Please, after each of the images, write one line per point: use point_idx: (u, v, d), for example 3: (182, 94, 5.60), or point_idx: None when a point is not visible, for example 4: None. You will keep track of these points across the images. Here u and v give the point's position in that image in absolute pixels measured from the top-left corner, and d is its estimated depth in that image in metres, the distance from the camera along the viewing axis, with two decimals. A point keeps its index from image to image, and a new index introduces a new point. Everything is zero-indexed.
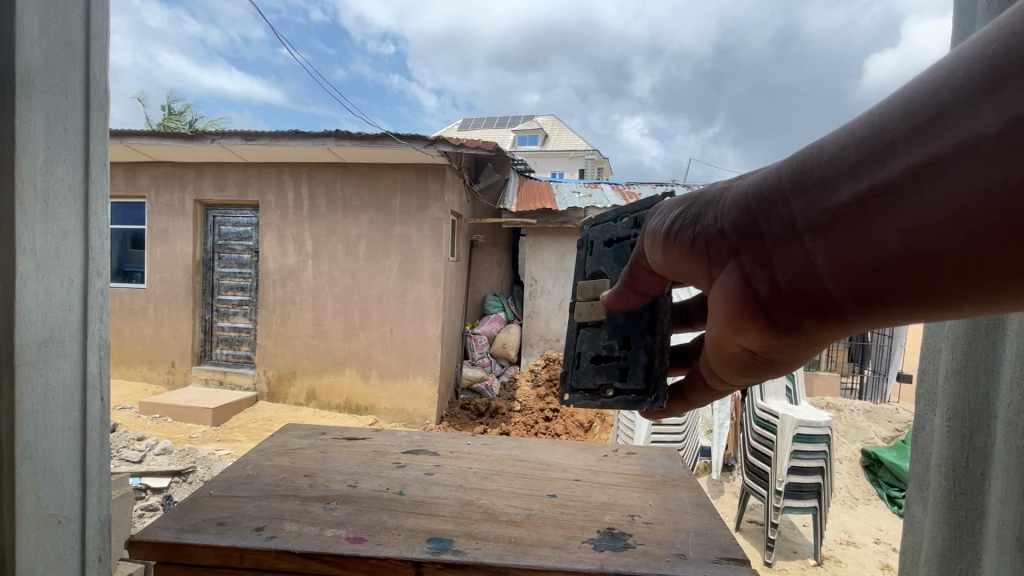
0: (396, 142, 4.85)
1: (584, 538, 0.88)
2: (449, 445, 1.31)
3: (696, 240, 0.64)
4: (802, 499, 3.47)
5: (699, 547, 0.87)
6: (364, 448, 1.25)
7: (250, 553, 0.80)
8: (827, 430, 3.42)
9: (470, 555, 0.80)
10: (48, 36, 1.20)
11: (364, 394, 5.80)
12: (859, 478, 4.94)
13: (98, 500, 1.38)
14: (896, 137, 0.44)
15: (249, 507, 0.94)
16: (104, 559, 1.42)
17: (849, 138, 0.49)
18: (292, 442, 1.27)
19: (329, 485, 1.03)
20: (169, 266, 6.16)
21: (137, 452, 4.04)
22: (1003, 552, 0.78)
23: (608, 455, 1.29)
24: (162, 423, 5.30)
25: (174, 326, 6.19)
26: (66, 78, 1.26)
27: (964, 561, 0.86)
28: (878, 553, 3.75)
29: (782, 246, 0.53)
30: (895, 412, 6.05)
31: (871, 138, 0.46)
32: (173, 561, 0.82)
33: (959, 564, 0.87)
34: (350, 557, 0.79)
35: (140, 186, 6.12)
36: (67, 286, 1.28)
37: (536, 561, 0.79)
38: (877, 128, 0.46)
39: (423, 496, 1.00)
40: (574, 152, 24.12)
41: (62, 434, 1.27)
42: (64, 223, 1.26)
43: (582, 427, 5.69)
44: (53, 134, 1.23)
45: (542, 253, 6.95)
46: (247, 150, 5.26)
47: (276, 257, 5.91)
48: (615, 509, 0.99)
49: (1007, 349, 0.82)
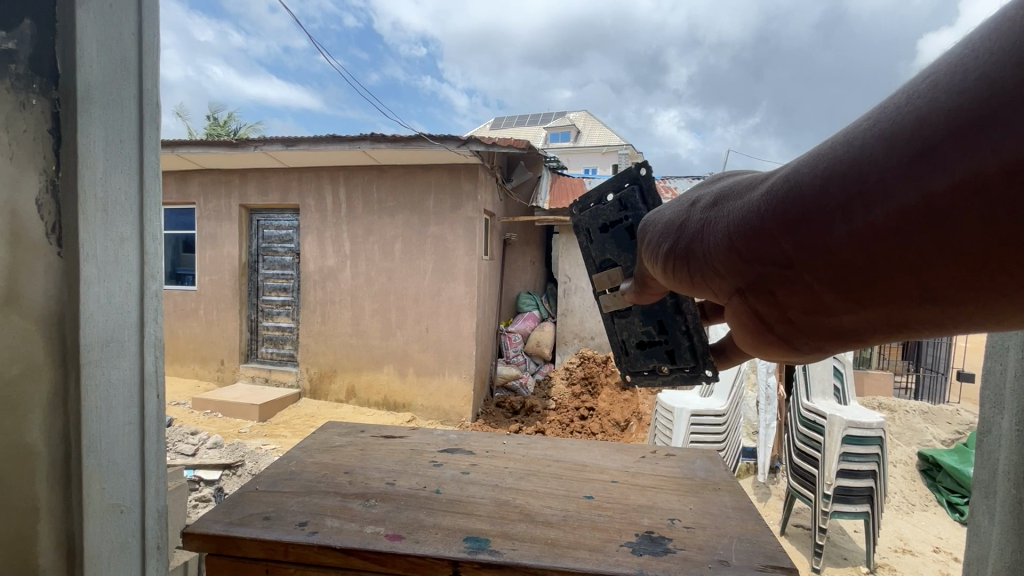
0: (429, 143, 4.90)
1: (622, 542, 0.86)
2: (486, 444, 1.32)
3: (698, 265, 0.60)
4: (853, 504, 3.31)
5: (743, 554, 0.84)
6: (402, 447, 1.27)
7: (294, 547, 0.83)
8: (880, 432, 3.25)
9: (506, 556, 0.80)
10: (105, 54, 1.28)
11: (402, 391, 5.91)
12: (915, 482, 4.68)
13: (156, 491, 1.46)
14: (902, 173, 0.40)
15: (293, 502, 0.97)
16: (163, 547, 1.50)
17: (840, 163, 0.44)
18: (332, 439, 1.30)
19: (368, 482, 1.06)
20: (217, 268, 6.45)
21: (191, 446, 4.25)
22: None
23: (647, 457, 1.26)
24: (214, 419, 5.58)
25: (223, 326, 6.49)
26: (122, 93, 1.33)
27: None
28: (937, 563, 3.54)
29: (782, 277, 0.50)
30: (955, 412, 5.68)
31: (867, 170, 0.42)
32: (222, 553, 0.86)
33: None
34: (388, 554, 0.80)
35: (190, 193, 6.44)
36: (127, 289, 1.35)
37: (572, 564, 0.79)
38: (876, 161, 0.41)
39: (459, 495, 1.01)
40: (607, 148, 23.80)
41: (123, 430, 1.35)
42: (122, 230, 1.33)
43: (618, 426, 5.62)
44: (110, 146, 1.30)
45: (576, 251, 6.88)
46: (288, 155, 5.45)
47: (316, 258, 6.10)
48: (654, 513, 0.97)
49: None
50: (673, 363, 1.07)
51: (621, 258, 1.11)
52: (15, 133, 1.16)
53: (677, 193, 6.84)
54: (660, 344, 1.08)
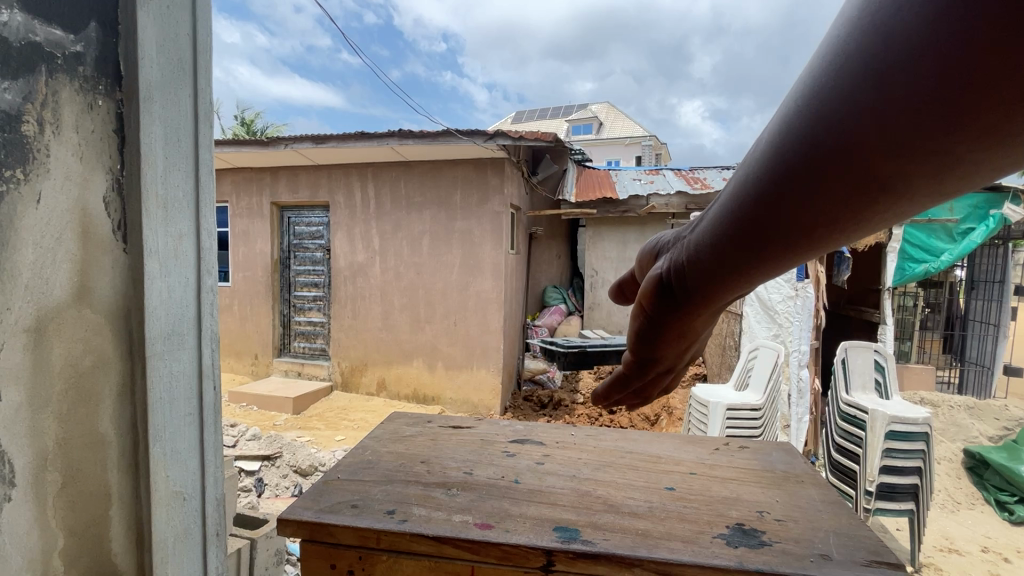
0: (456, 138, 4.91)
1: (715, 534, 0.85)
2: (553, 436, 1.31)
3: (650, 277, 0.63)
4: (895, 502, 3.22)
5: (845, 549, 0.82)
6: (471, 437, 1.28)
7: (387, 534, 0.84)
8: (926, 428, 3.15)
9: (600, 546, 0.81)
10: (162, 55, 1.30)
11: (431, 385, 5.98)
12: (960, 480, 4.52)
13: (215, 481, 1.49)
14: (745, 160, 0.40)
15: (376, 490, 0.98)
16: (222, 534, 1.53)
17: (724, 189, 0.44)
18: (403, 430, 1.31)
19: (446, 472, 1.07)
20: (251, 265, 6.61)
21: (230, 437, 4.38)
22: None
23: (722, 449, 1.24)
24: (250, 411, 5.74)
25: (257, 321, 6.65)
26: (181, 93, 1.35)
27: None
28: (987, 563, 3.41)
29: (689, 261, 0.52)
30: (1003, 408, 5.46)
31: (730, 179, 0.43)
32: (317, 538, 0.88)
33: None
34: (482, 542, 0.81)
35: (223, 192, 6.61)
36: (186, 284, 1.38)
37: (669, 554, 0.78)
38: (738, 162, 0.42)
39: (538, 486, 1.01)
40: (629, 140, 23.52)
41: (185, 420, 1.38)
42: (181, 226, 1.36)
43: (649, 420, 5.47)
44: (170, 145, 1.33)
45: (604, 244, 6.83)
46: (318, 153, 5.53)
47: (346, 254, 6.19)
48: (741, 505, 0.95)
49: None
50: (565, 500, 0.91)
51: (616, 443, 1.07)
52: (84, 133, 1.19)
53: (707, 184, 6.71)
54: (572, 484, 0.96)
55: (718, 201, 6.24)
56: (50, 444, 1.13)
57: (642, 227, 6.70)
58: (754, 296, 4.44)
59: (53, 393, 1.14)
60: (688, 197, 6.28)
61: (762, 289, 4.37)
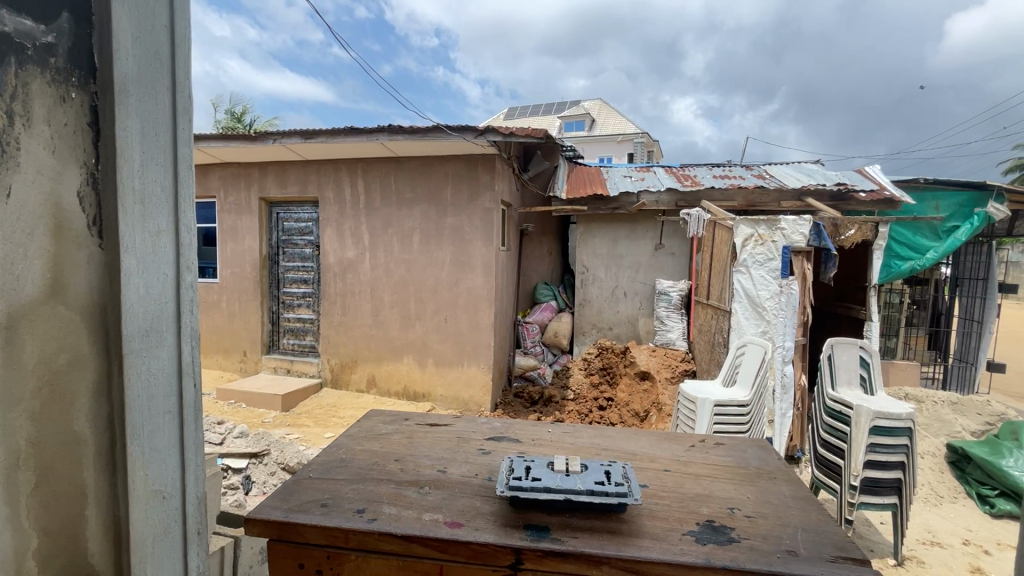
0: (447, 133, 4.88)
1: (687, 530, 0.95)
2: (529, 432, 1.39)
3: None
4: (879, 495, 3.26)
5: (810, 545, 0.92)
6: (448, 434, 1.37)
7: (356, 534, 0.92)
8: (909, 423, 3.18)
9: (569, 544, 0.89)
10: (137, 47, 1.28)
11: (421, 381, 5.96)
12: (943, 474, 4.59)
13: (196, 479, 1.45)
14: None
15: (348, 489, 1.07)
16: (203, 532, 1.48)
17: None
18: (379, 427, 1.41)
19: (420, 470, 1.15)
20: (239, 261, 6.54)
21: (217, 435, 4.34)
22: None
23: (697, 446, 1.35)
24: (238, 408, 5.69)
25: (245, 318, 6.59)
26: (157, 86, 1.33)
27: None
28: (968, 555, 3.47)
29: None
30: (986, 403, 5.55)
31: None
32: (286, 538, 0.95)
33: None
34: (450, 541, 0.90)
35: (210, 187, 6.52)
36: (164, 280, 1.35)
37: (640, 552, 0.87)
38: None
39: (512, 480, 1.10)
40: (621, 136, 23.53)
41: (163, 418, 1.36)
42: (159, 222, 1.33)
43: (638, 417, 5.50)
44: (147, 139, 1.30)
45: (594, 241, 6.82)
46: (307, 148, 5.47)
47: (335, 250, 6.15)
48: (713, 502, 1.06)
49: None
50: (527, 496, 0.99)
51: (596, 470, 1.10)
52: (57, 127, 1.17)
53: (697, 181, 6.74)
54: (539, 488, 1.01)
55: (708, 198, 6.28)
56: (22, 444, 1.11)
57: (632, 224, 6.69)
58: (741, 292, 4.50)
59: (26, 391, 1.12)
60: (678, 194, 6.31)
61: (750, 286, 4.44)
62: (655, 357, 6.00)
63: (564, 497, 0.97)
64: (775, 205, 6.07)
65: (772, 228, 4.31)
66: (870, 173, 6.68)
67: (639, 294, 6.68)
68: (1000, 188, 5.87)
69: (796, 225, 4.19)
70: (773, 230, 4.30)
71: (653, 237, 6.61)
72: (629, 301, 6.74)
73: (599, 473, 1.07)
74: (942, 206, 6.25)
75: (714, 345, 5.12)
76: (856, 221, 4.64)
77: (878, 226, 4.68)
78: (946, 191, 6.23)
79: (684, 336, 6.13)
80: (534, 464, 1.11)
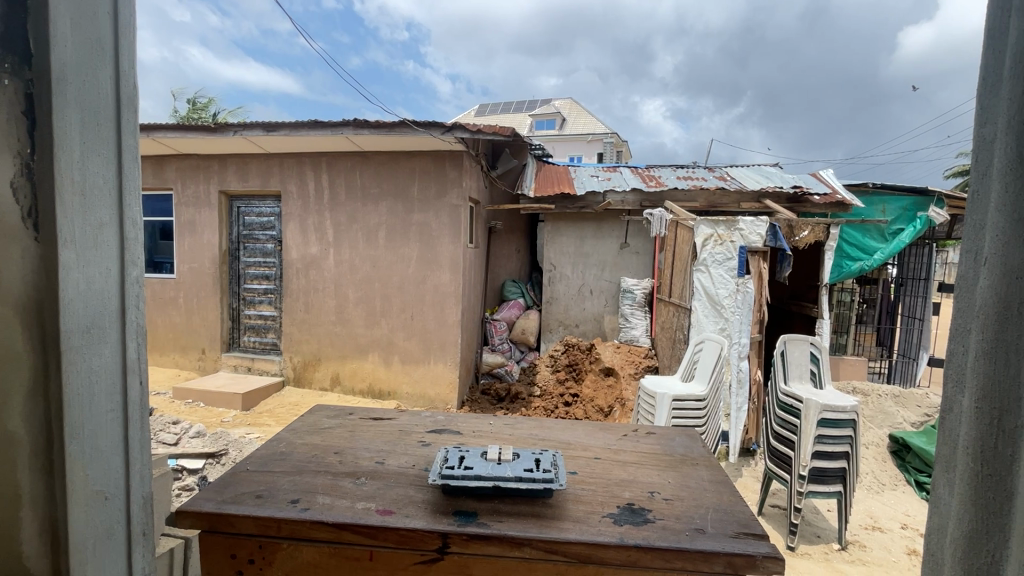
0: (413, 129, 4.85)
1: (607, 514, 1.19)
2: (470, 425, 1.75)
3: None
4: (825, 484, 3.44)
5: (717, 522, 1.17)
6: (390, 428, 1.70)
7: (287, 524, 1.13)
8: (853, 415, 3.36)
9: (495, 529, 1.10)
10: (75, 31, 1.04)
11: (386, 379, 5.92)
12: (885, 463, 4.85)
13: (142, 477, 1.20)
14: None
15: (283, 482, 1.31)
16: (149, 533, 1.23)
17: None
18: (322, 422, 1.75)
19: (358, 462, 1.43)
20: (197, 256, 6.32)
21: (172, 435, 4.20)
22: None
23: (629, 434, 1.70)
24: (195, 408, 5.52)
25: (203, 315, 6.38)
26: (98, 76, 1.08)
27: (1003, 571, 0.74)
28: (904, 538, 3.70)
29: None
30: (925, 396, 5.91)
31: None
32: (218, 529, 1.17)
33: (988, 558, 0.75)
34: (382, 529, 1.10)
35: (166, 179, 6.28)
36: (107, 276, 1.10)
37: (561, 536, 1.08)
38: None
39: None
40: (591, 136, 23.77)
41: (104, 418, 1.10)
42: (101, 214, 1.08)
43: (602, 412, 5.63)
44: (87, 125, 1.06)
45: (562, 239, 6.90)
46: (269, 141, 5.33)
47: (298, 246, 6.03)
48: (637, 488, 1.32)
49: None
50: (460, 480, 1.22)
51: (524, 458, 1.34)
52: None
53: (661, 182, 6.92)
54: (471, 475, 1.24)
55: (671, 199, 6.46)
56: None
57: (598, 223, 6.80)
58: (701, 291, 4.62)
59: None
60: (642, 195, 6.46)
61: (709, 284, 4.57)
62: (618, 354, 6.07)
63: (493, 482, 1.21)
64: (734, 207, 6.30)
65: (730, 228, 4.46)
66: (823, 177, 6.98)
67: (605, 292, 6.81)
68: (941, 193, 6.23)
69: (753, 226, 4.38)
70: (732, 230, 4.46)
71: (618, 236, 6.75)
72: (595, 299, 6.86)
73: (527, 462, 1.31)
74: (888, 210, 6.58)
75: (674, 342, 5.27)
76: (809, 222, 4.83)
77: (829, 228, 4.87)
78: (892, 195, 6.57)
79: (647, 332, 6.24)
80: (467, 454, 1.34)
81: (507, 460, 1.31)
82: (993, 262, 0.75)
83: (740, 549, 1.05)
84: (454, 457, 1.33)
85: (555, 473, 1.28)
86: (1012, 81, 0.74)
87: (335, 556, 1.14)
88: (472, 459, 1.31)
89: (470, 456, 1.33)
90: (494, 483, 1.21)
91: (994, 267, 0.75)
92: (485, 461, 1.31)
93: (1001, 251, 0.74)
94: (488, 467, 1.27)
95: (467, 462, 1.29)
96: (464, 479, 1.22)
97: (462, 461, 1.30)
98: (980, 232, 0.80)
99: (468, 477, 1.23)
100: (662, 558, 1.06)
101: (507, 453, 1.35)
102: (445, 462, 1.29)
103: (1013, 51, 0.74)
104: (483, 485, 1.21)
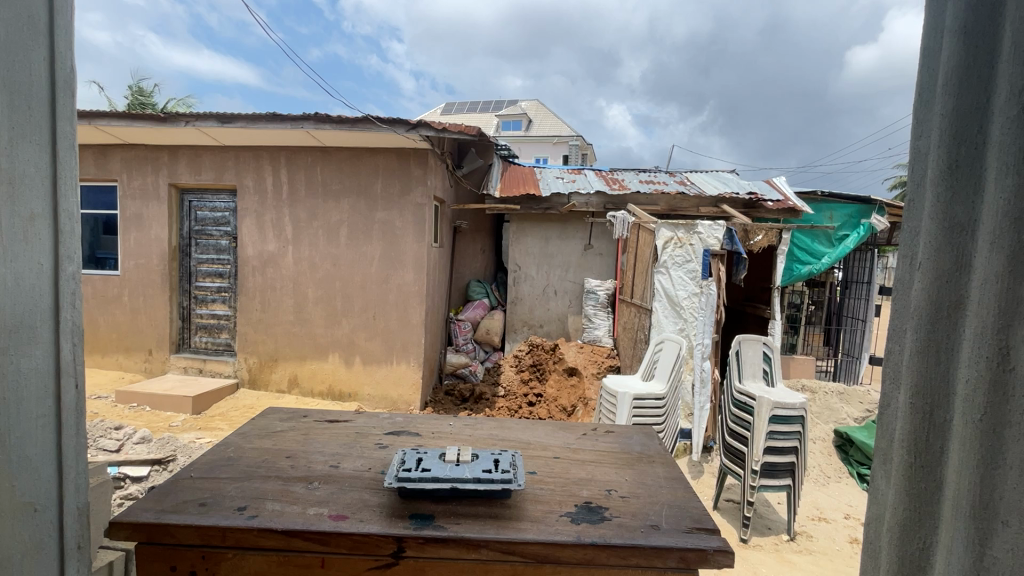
0: (377, 125, 4.75)
1: (563, 513, 1.19)
2: (429, 426, 1.74)
3: None
4: (776, 478, 3.59)
5: (671, 518, 1.19)
6: (346, 431, 1.66)
7: (237, 533, 1.09)
8: (802, 411, 3.51)
9: (449, 532, 1.09)
10: (3, 7, 0.91)
11: (347, 380, 5.80)
12: (831, 457, 5.11)
13: (76, 485, 1.06)
14: None
15: (230, 488, 1.26)
16: (86, 549, 1.09)
17: None
18: (276, 425, 1.69)
19: (311, 466, 1.39)
20: (143, 251, 5.98)
21: (114, 441, 3.98)
22: (959, 534, 0.73)
23: (588, 433, 1.72)
24: (140, 412, 5.22)
25: (150, 314, 6.04)
26: (29, 56, 0.96)
27: (932, 556, 0.78)
28: (847, 528, 3.90)
29: None
30: (867, 393, 6.26)
31: None
32: (156, 541, 1.11)
33: (919, 545, 0.80)
34: (333, 535, 1.07)
35: (110, 169, 5.92)
36: (38, 271, 0.98)
37: (518, 536, 1.08)
38: None
39: None
40: (557, 138, 24.12)
41: (34, 423, 0.98)
42: (33, 205, 0.97)
43: (565, 411, 5.71)
44: (14, 109, 0.94)
45: (526, 240, 6.94)
46: (225, 133, 5.12)
47: (255, 243, 5.80)
48: (594, 486, 1.34)
49: (973, 316, 0.74)
50: (416, 477, 1.21)
51: (480, 457, 1.34)
52: None
53: (624, 184, 7.06)
54: (424, 475, 1.22)
55: (633, 201, 6.59)
56: None
57: (563, 224, 6.87)
58: (662, 291, 4.74)
59: None
60: (605, 197, 6.56)
61: (669, 285, 4.68)
62: (582, 353, 6.07)
63: (450, 484, 1.20)
64: (693, 211, 6.49)
65: (690, 232, 4.59)
66: (777, 184, 7.30)
67: (569, 293, 6.88)
68: (882, 202, 6.61)
69: (711, 229, 4.50)
70: (691, 233, 4.58)
71: (583, 237, 6.83)
72: (559, 299, 6.92)
73: (486, 462, 1.31)
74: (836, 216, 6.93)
75: (636, 342, 5.38)
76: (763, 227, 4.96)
77: (780, 232, 5.06)
78: (838, 203, 6.93)
79: (610, 332, 6.30)
80: (425, 456, 1.33)
81: (463, 461, 1.30)
82: (927, 266, 0.80)
83: (692, 543, 1.08)
84: (408, 458, 1.31)
85: (517, 475, 1.27)
86: (944, 98, 0.78)
87: (284, 564, 1.10)
88: (429, 460, 1.31)
89: (429, 458, 1.32)
90: (449, 486, 1.20)
91: (925, 271, 0.80)
92: (444, 462, 1.30)
93: (933, 256, 0.79)
94: (443, 470, 1.25)
95: (422, 465, 1.28)
96: (414, 482, 1.20)
97: (417, 464, 1.28)
98: (915, 238, 0.84)
99: (421, 479, 1.21)
100: (617, 555, 1.07)
101: (463, 451, 1.34)
102: (401, 467, 1.26)
103: (945, 68, 0.78)
104: (435, 486, 1.20)
